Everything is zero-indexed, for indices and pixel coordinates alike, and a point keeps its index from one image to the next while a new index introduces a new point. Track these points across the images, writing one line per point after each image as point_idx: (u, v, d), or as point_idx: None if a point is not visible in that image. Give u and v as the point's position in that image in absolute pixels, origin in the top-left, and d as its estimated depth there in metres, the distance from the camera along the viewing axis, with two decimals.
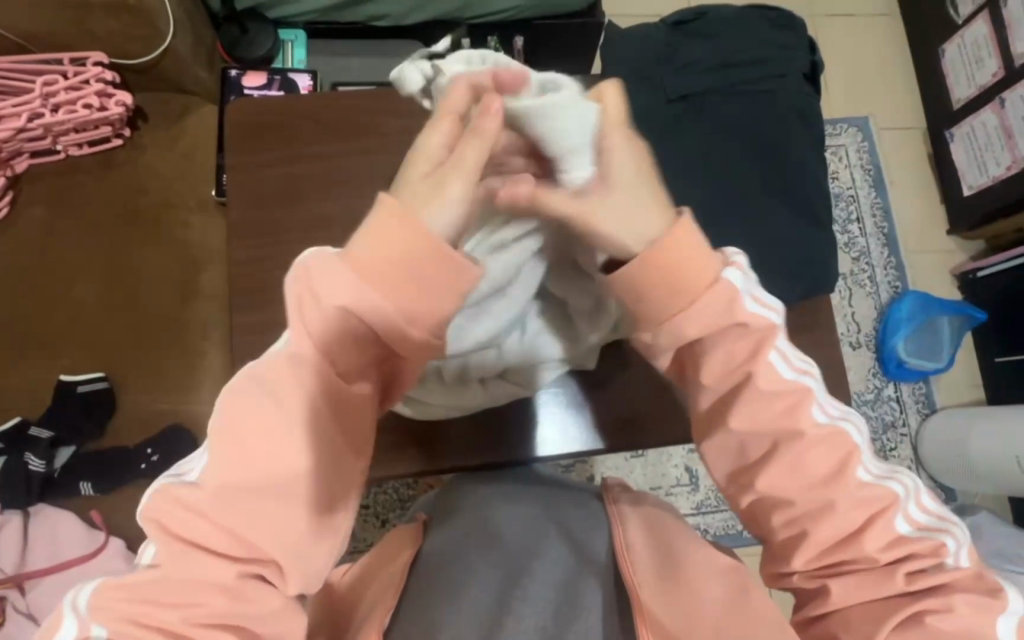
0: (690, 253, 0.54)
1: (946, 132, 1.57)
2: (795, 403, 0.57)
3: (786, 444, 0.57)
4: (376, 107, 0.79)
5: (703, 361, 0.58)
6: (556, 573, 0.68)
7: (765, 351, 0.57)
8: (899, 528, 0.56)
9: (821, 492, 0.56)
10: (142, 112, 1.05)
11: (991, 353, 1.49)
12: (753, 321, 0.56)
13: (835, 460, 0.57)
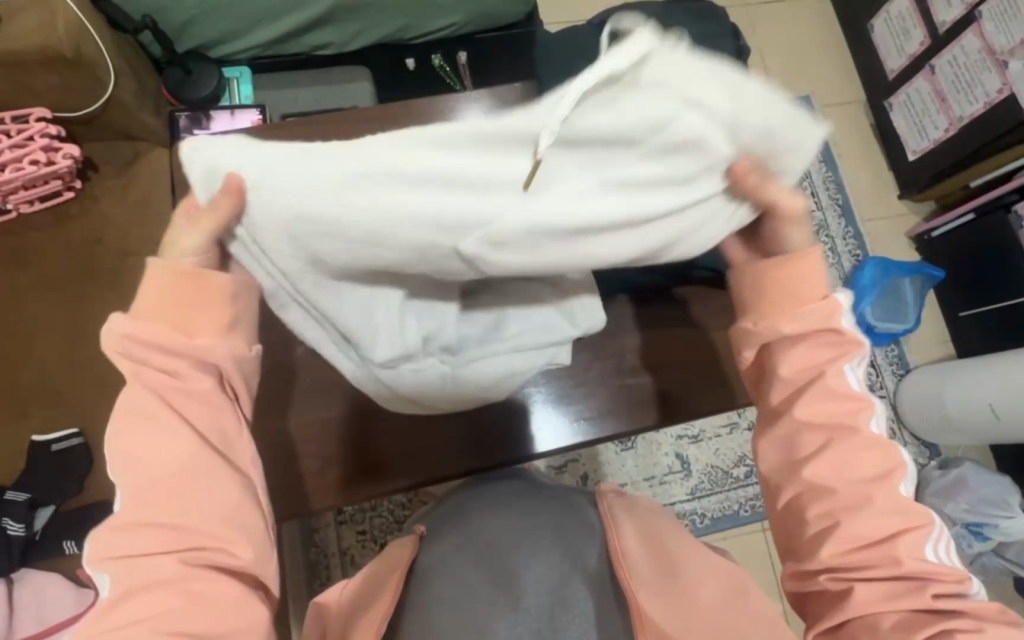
0: (806, 271, 0.62)
1: (885, 103, 1.63)
2: (859, 407, 0.61)
3: (842, 439, 0.60)
4: (324, 134, 0.80)
5: (785, 358, 0.63)
6: (549, 585, 0.68)
7: (846, 359, 0.61)
8: (927, 554, 0.57)
9: (867, 488, 0.58)
10: (93, 162, 1.05)
11: (955, 308, 1.53)
12: (846, 334, 0.62)
13: (880, 463, 0.59)
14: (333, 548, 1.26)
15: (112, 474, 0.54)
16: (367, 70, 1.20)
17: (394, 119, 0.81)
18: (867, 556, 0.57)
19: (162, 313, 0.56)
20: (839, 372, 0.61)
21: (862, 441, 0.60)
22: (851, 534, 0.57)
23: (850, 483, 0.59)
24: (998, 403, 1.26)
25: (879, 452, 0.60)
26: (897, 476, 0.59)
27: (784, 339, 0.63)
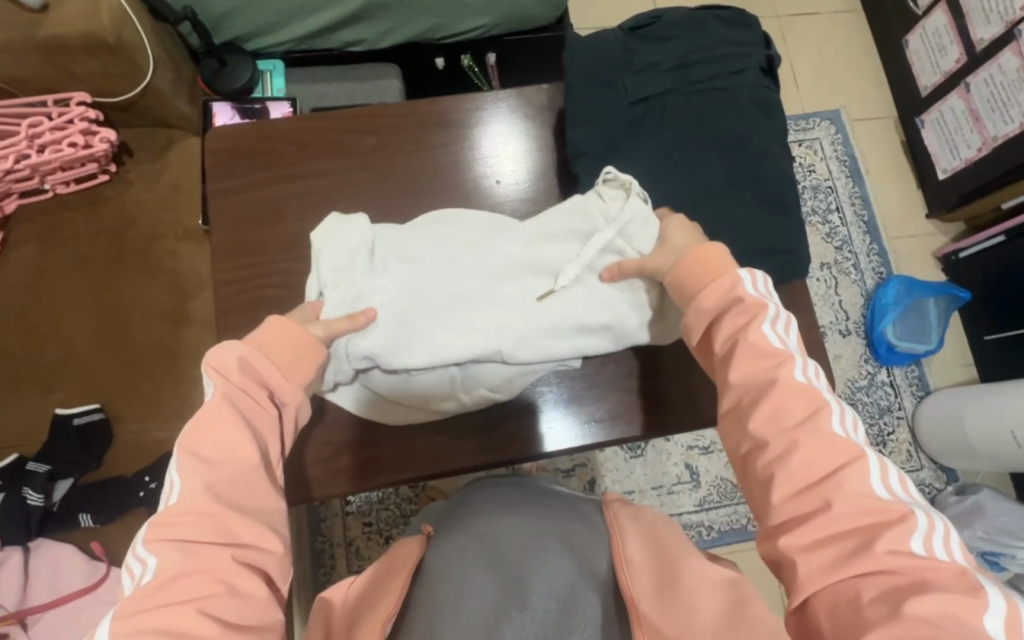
0: (711, 250, 0.65)
1: (916, 120, 1.60)
2: (779, 363, 0.59)
3: (771, 393, 0.57)
4: (351, 126, 0.81)
5: (716, 330, 0.63)
6: (556, 586, 0.68)
7: (759, 322, 0.61)
8: (874, 489, 0.52)
9: (789, 435, 0.55)
10: (127, 148, 1.07)
11: (980, 332, 1.50)
12: (750, 298, 0.62)
13: (809, 408, 0.56)
14: (339, 538, 1.28)
15: (175, 470, 0.55)
16: (396, 67, 1.21)
17: (422, 115, 0.82)
18: (807, 503, 0.52)
19: (266, 351, 0.62)
20: (759, 329, 0.60)
21: (786, 394, 0.57)
22: (794, 477, 0.53)
23: (778, 433, 0.56)
24: (1021, 431, 1.22)
25: (806, 400, 0.57)
26: (822, 418, 0.55)
27: (705, 315, 0.63)
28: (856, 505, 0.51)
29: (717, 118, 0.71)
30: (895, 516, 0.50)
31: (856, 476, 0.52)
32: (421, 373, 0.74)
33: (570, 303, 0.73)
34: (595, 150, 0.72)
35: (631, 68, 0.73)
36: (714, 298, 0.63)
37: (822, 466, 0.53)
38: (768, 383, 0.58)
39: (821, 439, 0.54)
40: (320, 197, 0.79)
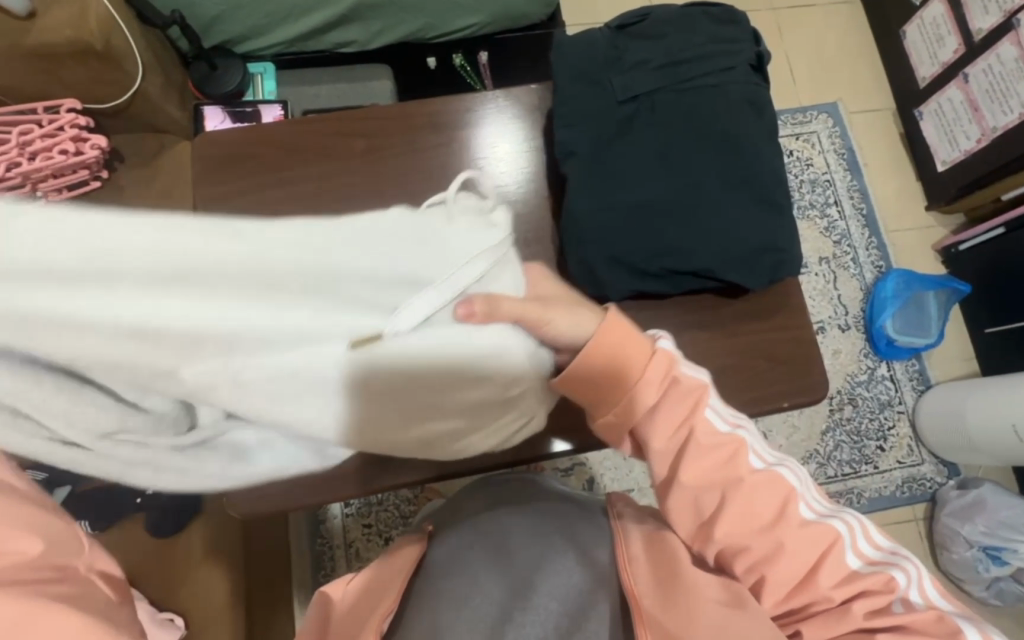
0: (628, 335, 0.65)
1: (915, 111, 1.59)
2: (734, 451, 0.64)
3: (734, 495, 0.62)
4: (339, 129, 0.80)
5: (658, 426, 0.65)
6: (560, 591, 0.67)
7: (703, 406, 0.64)
8: (850, 562, 0.59)
9: (770, 535, 0.60)
10: (119, 154, 1.07)
11: (981, 324, 1.49)
12: (686, 381, 0.65)
13: (777, 500, 0.61)
14: (339, 539, 1.28)
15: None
16: (388, 68, 1.20)
17: (411, 117, 0.81)
18: (802, 596, 0.58)
19: None
20: (703, 417, 0.64)
21: (750, 487, 0.62)
22: (780, 580, 0.59)
23: (761, 533, 0.60)
24: (1022, 424, 1.21)
25: (771, 491, 0.61)
26: (792, 506, 0.61)
27: (637, 414, 0.64)
28: (846, 583, 0.57)
29: (707, 117, 0.70)
30: (880, 585, 0.57)
31: (835, 558, 0.59)
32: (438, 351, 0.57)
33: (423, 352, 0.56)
34: (582, 151, 0.71)
35: (620, 67, 0.72)
36: (650, 389, 0.64)
37: (811, 553, 0.59)
38: (731, 484, 0.62)
39: (800, 533, 0.60)
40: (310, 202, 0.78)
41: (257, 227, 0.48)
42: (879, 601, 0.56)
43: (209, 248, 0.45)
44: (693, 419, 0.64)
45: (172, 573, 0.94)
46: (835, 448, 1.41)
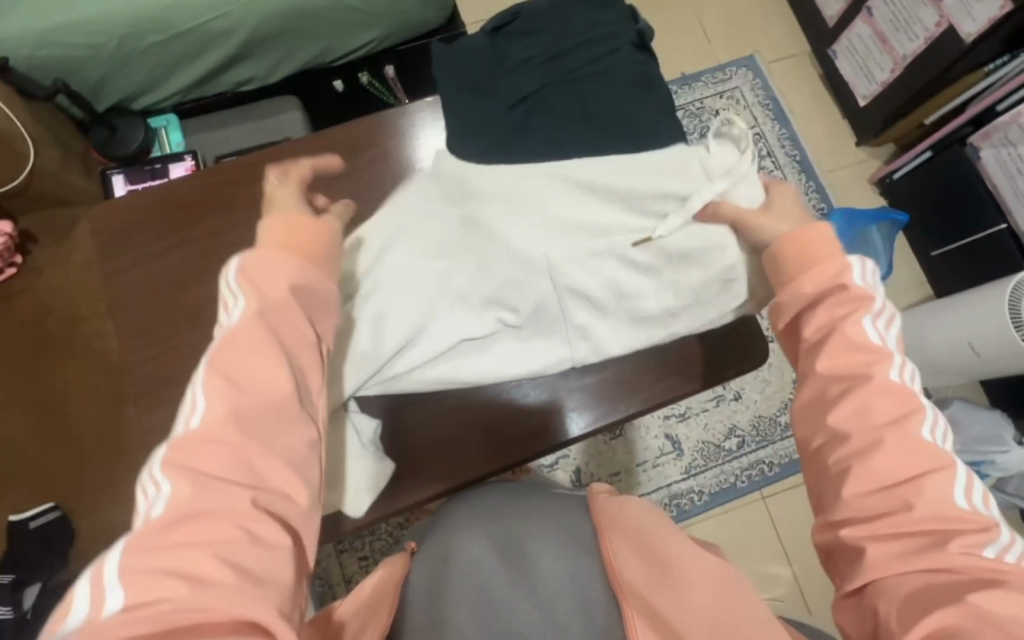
0: (819, 238, 0.62)
1: (829, 51, 1.61)
2: (880, 356, 0.57)
3: (860, 388, 0.56)
4: (237, 177, 0.77)
5: (811, 318, 0.61)
6: (557, 584, 0.64)
7: (863, 313, 0.58)
8: (957, 497, 0.52)
9: (876, 432, 0.54)
10: (30, 235, 1.04)
11: (926, 248, 1.52)
12: (856, 288, 0.60)
13: (900, 410, 0.55)
14: (337, 577, 1.26)
15: (199, 386, 0.49)
16: (295, 99, 1.17)
17: (308, 152, 0.78)
18: (887, 503, 0.52)
19: None
20: (858, 322, 0.58)
21: (879, 387, 0.56)
22: (872, 475, 0.53)
23: (868, 429, 0.55)
24: (976, 339, 1.24)
25: (899, 401, 0.55)
26: (914, 420, 0.55)
27: (802, 296, 0.61)
28: (936, 510, 0.51)
29: (599, 104, 0.69)
30: (976, 526, 0.50)
31: (943, 480, 0.52)
32: (637, 258, 0.68)
33: (646, 243, 0.68)
34: (483, 160, 0.67)
35: (504, 70, 0.70)
36: (814, 284, 0.61)
37: (908, 466, 0.53)
38: (859, 380, 0.57)
39: (908, 439, 0.54)
40: (220, 255, 0.74)
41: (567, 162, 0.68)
42: (974, 539, 0.49)
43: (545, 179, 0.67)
44: (849, 315, 0.58)
45: None
46: None
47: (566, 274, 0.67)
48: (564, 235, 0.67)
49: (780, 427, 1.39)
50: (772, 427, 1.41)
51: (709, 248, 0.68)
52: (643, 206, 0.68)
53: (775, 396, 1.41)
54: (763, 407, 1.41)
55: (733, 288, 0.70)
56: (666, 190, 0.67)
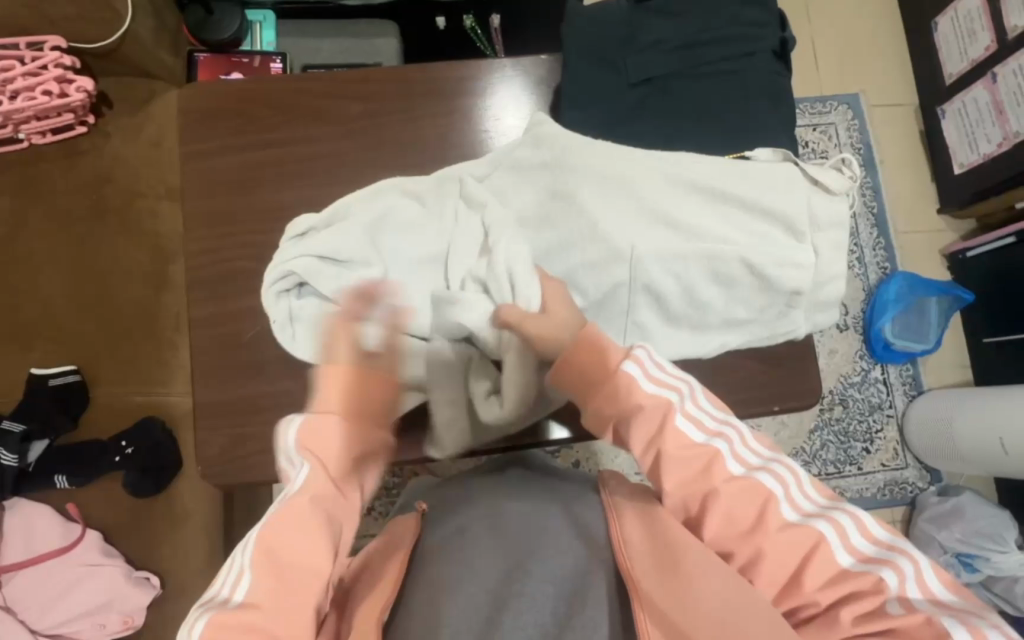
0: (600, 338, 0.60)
1: (938, 109, 1.54)
2: (709, 459, 0.57)
3: (716, 500, 0.55)
4: (334, 91, 0.74)
5: (636, 431, 0.59)
6: (561, 573, 0.57)
7: (670, 425, 0.58)
8: (841, 560, 0.52)
9: (748, 541, 0.54)
10: (107, 98, 1.02)
11: (979, 334, 1.47)
12: (651, 401, 0.58)
13: (755, 508, 0.55)
14: None
15: (249, 563, 0.49)
16: (394, 25, 1.13)
17: (410, 83, 0.75)
18: (791, 604, 0.52)
19: None
20: (672, 434, 0.57)
21: (729, 495, 0.55)
22: (772, 577, 0.53)
23: (739, 540, 0.54)
24: (1008, 438, 1.21)
25: (749, 499, 0.55)
26: (771, 510, 0.54)
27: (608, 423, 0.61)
28: (833, 590, 0.51)
29: (722, 106, 0.65)
30: (868, 585, 0.50)
31: (818, 563, 0.52)
32: (718, 266, 0.64)
33: (733, 251, 0.63)
34: (590, 133, 0.65)
35: (635, 45, 0.67)
36: (612, 408, 0.60)
37: (788, 561, 0.53)
38: (707, 494, 0.56)
39: (778, 542, 0.53)
40: (301, 165, 0.73)
41: (677, 156, 0.64)
42: (867, 605, 0.50)
43: (642, 165, 0.64)
44: (660, 436, 0.57)
45: (150, 537, 0.92)
46: (820, 447, 1.42)
47: (646, 269, 0.64)
48: (660, 220, 0.64)
49: None
50: None
51: (802, 268, 0.63)
52: (742, 219, 0.64)
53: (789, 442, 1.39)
54: None
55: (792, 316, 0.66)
56: (770, 208, 0.63)
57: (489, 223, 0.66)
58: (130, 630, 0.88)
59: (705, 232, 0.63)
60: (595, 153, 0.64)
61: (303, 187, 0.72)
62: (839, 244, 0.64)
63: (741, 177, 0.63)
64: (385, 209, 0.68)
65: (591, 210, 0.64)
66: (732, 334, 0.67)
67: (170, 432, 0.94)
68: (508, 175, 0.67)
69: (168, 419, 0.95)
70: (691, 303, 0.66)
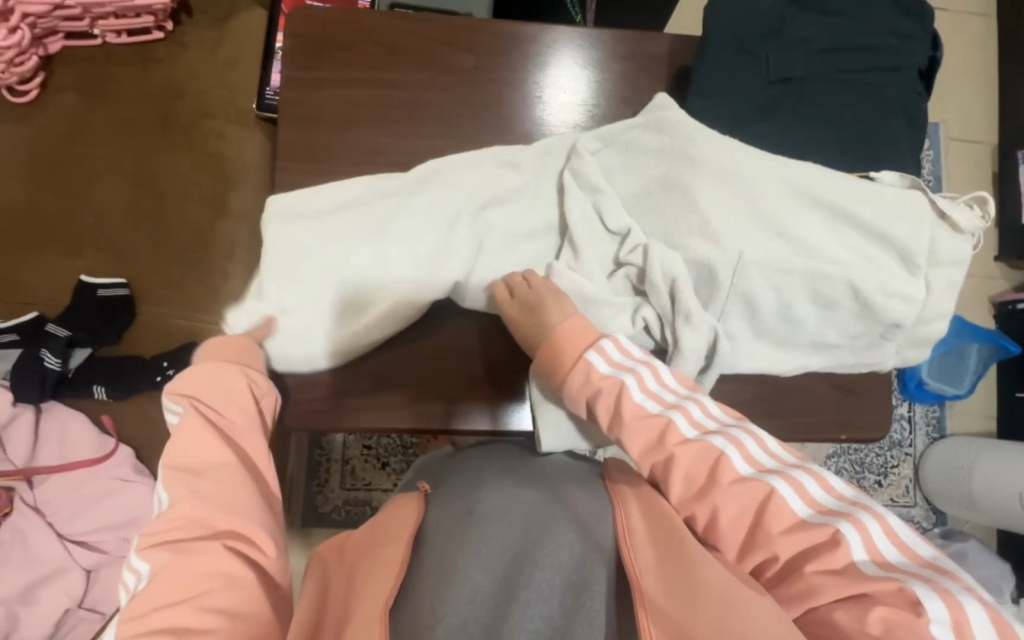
0: (567, 326, 0.58)
1: (1017, 152, 1.48)
2: (663, 428, 0.54)
3: (678, 457, 0.52)
4: (443, 37, 0.71)
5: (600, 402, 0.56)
6: (563, 559, 0.52)
7: (628, 397, 0.55)
8: (797, 512, 0.48)
9: (701, 505, 0.51)
10: (187, 7, 0.99)
11: (1012, 386, 1.46)
12: (608, 382, 0.56)
13: (707, 467, 0.51)
14: (337, 454, 1.25)
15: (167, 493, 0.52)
16: None
17: (521, 42, 0.72)
18: (754, 557, 0.48)
19: None
20: (629, 405, 0.54)
21: (687, 456, 0.52)
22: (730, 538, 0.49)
23: (694, 501, 0.51)
24: None
25: (700, 457, 0.52)
26: (722, 466, 0.51)
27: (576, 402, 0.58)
28: (796, 545, 0.47)
29: (858, 118, 0.63)
30: (827, 536, 0.46)
31: (774, 518, 0.48)
32: (818, 281, 0.61)
33: (840, 269, 0.61)
34: (717, 125, 0.63)
35: (780, 40, 0.63)
36: (580, 385, 0.56)
37: (744, 515, 0.49)
38: (667, 458, 0.53)
39: (730, 494, 0.50)
40: (399, 111, 0.69)
41: (802, 164, 0.62)
42: (829, 560, 0.45)
43: (767, 167, 0.61)
44: (619, 410, 0.54)
45: None
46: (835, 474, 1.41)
47: (748, 277, 0.61)
48: (770, 228, 0.61)
49: None
50: None
51: (900, 298, 0.61)
52: (851, 238, 0.62)
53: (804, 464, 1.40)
54: None
55: (883, 346, 0.65)
56: (886, 235, 0.61)
57: (590, 202, 0.64)
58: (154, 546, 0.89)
59: (811, 248, 0.61)
60: (721, 145, 0.61)
61: (400, 134, 0.69)
62: (951, 283, 0.62)
63: (861, 194, 0.61)
64: (477, 176, 0.65)
65: (705, 203, 0.61)
66: (823, 353, 0.66)
67: None
68: (619, 155, 0.65)
69: None
70: (784, 317, 0.63)
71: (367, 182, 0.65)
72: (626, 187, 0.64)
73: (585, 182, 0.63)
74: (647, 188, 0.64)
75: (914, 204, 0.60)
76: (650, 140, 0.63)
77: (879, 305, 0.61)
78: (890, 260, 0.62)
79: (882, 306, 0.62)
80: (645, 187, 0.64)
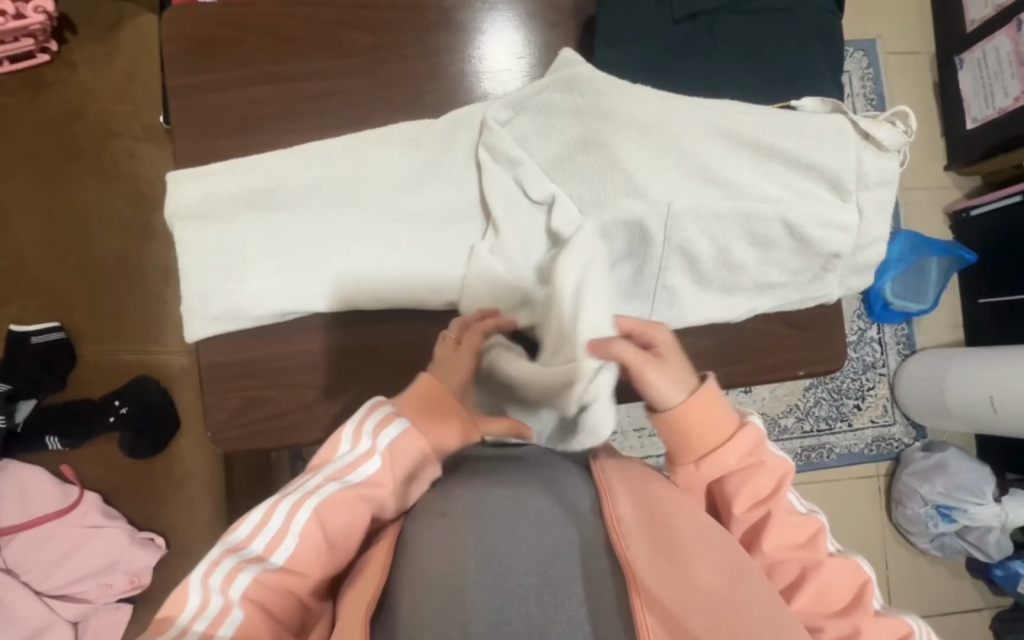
0: (711, 406, 0.57)
1: (955, 58, 1.47)
2: (815, 532, 0.58)
3: (828, 567, 0.57)
4: (337, 18, 0.67)
5: (745, 481, 0.57)
6: (545, 551, 0.48)
7: (785, 488, 0.59)
8: None
9: (844, 617, 0.55)
10: (69, 22, 0.92)
11: (975, 294, 1.48)
12: (772, 463, 0.59)
13: (852, 587, 0.57)
14: None
15: (297, 528, 0.51)
16: None
17: (420, 10, 0.68)
18: None
19: None
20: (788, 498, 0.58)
21: (833, 569, 0.57)
22: None
23: (832, 615, 0.55)
24: (999, 396, 1.25)
25: (849, 579, 0.57)
26: (867, 592, 0.57)
27: (720, 473, 0.57)
28: None
29: (771, 45, 0.60)
30: None
31: None
32: (755, 225, 0.60)
33: (773, 207, 0.60)
34: (627, 73, 0.61)
35: None
36: (736, 459, 0.57)
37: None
38: (813, 564, 0.57)
39: (875, 621, 0.55)
40: (303, 104, 0.66)
41: (722, 104, 0.60)
42: None
43: (682, 111, 0.59)
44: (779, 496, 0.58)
45: (146, 498, 0.88)
46: (814, 403, 1.43)
47: (681, 229, 0.60)
48: (700, 175, 0.60)
49: (779, 429, 1.41)
50: (773, 428, 1.41)
51: (838, 227, 0.61)
52: (790, 176, 0.60)
53: (784, 399, 1.41)
54: (770, 405, 1.40)
55: (825, 278, 0.64)
56: (819, 166, 0.59)
57: (509, 173, 0.62)
58: (137, 589, 0.85)
59: (742, 189, 0.60)
60: (635, 96, 0.59)
61: (306, 128, 0.66)
62: (884, 203, 0.61)
63: (784, 128, 0.59)
64: (389, 165, 0.63)
65: (628, 159, 0.59)
66: (769, 293, 0.65)
67: (165, 390, 0.89)
68: (535, 119, 0.62)
69: (164, 378, 0.90)
70: (723, 264, 0.62)
71: (272, 171, 0.62)
72: (547, 152, 0.62)
73: (501, 152, 0.61)
74: (566, 149, 0.61)
75: (833, 129, 0.59)
76: (562, 99, 0.60)
77: (814, 239, 0.61)
78: (823, 192, 0.61)
79: (818, 240, 0.61)
80: (564, 151, 0.61)
